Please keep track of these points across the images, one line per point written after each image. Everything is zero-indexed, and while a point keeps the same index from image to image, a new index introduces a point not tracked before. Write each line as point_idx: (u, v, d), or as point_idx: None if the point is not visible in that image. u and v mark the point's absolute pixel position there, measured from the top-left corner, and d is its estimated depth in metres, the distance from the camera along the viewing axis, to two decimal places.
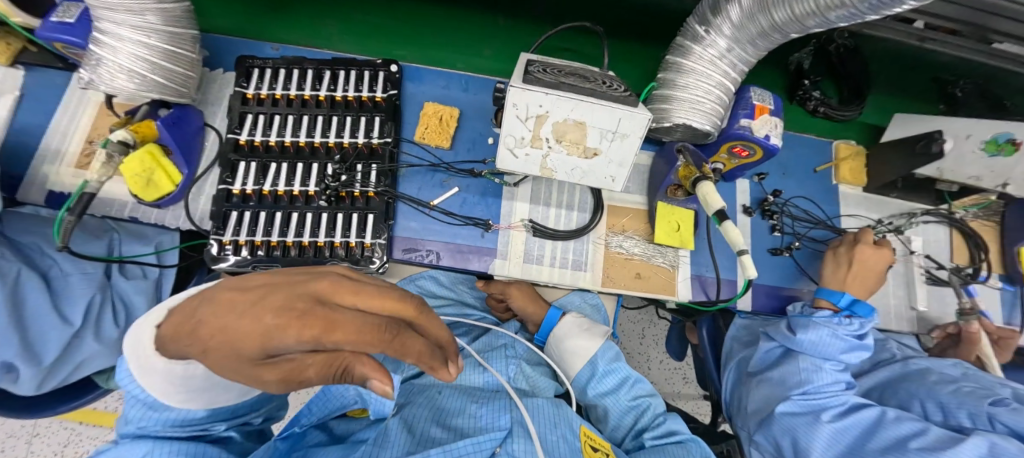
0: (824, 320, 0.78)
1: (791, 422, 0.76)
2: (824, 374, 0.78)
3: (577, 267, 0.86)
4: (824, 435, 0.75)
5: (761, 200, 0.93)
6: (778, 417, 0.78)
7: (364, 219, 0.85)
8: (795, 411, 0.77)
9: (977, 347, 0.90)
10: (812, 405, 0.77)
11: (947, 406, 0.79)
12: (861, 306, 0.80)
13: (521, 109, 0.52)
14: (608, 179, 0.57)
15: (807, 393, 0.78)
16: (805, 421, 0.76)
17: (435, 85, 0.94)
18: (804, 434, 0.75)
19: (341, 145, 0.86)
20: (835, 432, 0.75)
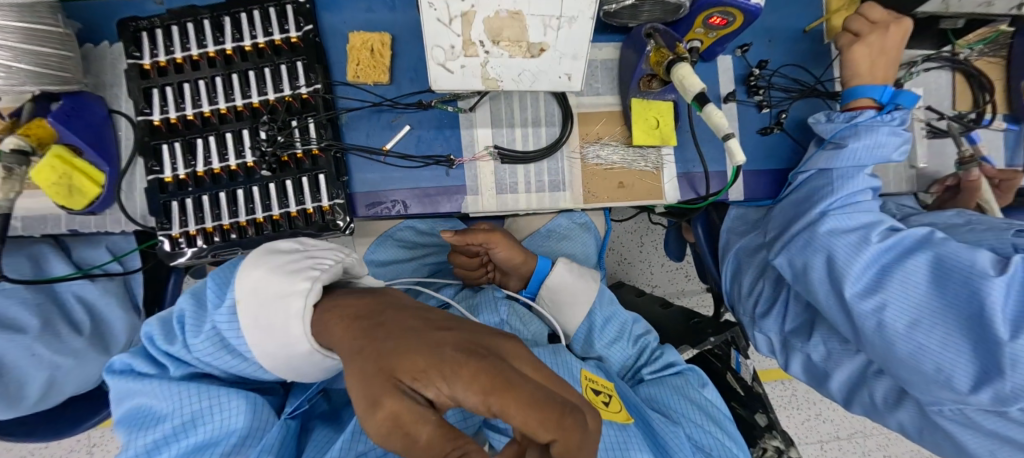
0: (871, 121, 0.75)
1: (833, 240, 0.72)
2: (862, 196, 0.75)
3: (555, 188, 0.80)
4: (867, 256, 0.69)
5: (748, 75, 0.84)
6: (820, 236, 0.73)
7: (315, 181, 0.76)
8: (840, 232, 0.72)
9: (977, 194, 0.84)
10: (857, 224, 0.72)
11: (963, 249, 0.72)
12: (903, 96, 0.76)
13: (441, 10, 0.42)
14: (563, 78, 0.48)
15: (849, 212, 0.73)
16: (848, 242, 0.70)
17: (356, 10, 0.80)
18: (844, 253, 0.70)
19: (268, 103, 0.76)
20: (880, 251, 0.70)
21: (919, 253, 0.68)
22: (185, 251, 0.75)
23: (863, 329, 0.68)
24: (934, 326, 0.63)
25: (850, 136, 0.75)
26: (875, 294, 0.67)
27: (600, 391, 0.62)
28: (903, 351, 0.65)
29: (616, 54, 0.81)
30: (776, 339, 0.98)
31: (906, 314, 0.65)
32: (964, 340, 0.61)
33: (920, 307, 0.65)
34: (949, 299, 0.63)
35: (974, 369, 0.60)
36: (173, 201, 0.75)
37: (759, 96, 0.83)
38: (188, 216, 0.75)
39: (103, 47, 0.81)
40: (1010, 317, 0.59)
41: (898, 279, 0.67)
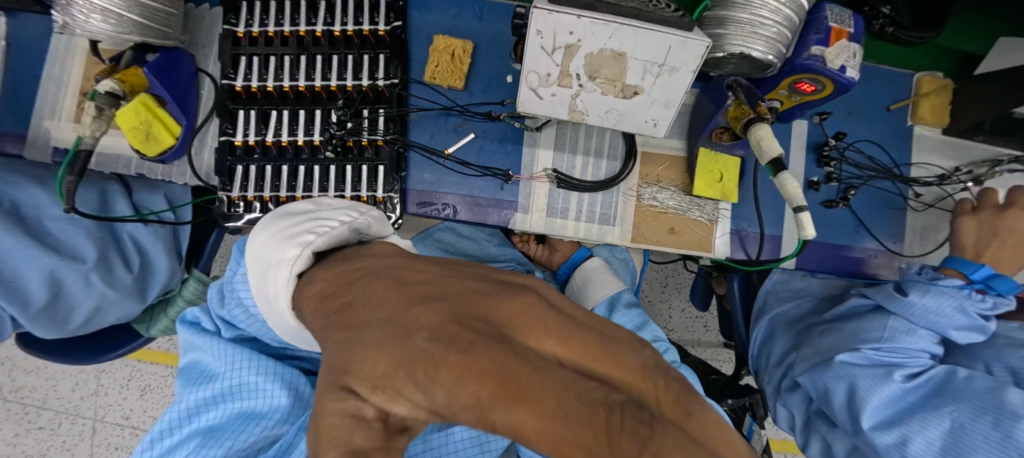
0: (954, 293, 0.72)
1: (855, 370, 0.73)
2: (909, 334, 0.74)
3: (605, 221, 0.79)
4: (891, 390, 0.71)
5: (822, 144, 0.82)
6: (838, 364, 0.74)
7: (375, 171, 0.78)
8: (861, 363, 0.73)
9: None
10: (883, 360, 0.73)
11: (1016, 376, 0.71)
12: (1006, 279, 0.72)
13: (547, 39, 0.42)
14: (650, 123, 0.49)
15: (877, 346, 0.74)
16: (871, 374, 0.72)
17: (444, 13, 0.82)
18: (867, 387, 0.71)
19: (345, 89, 0.78)
20: (904, 391, 0.71)
21: (945, 393, 0.69)
22: (240, 215, 0.78)
23: (885, 456, 0.71)
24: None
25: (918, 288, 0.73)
26: (896, 429, 0.70)
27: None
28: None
29: (691, 99, 0.81)
30: (798, 417, 0.94)
31: (929, 450, 0.68)
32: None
33: (944, 445, 0.67)
34: (974, 439, 0.65)
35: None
36: (239, 166, 0.78)
37: (830, 167, 0.81)
38: (250, 182, 0.78)
39: (203, 9, 0.85)
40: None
41: (924, 416, 0.69)
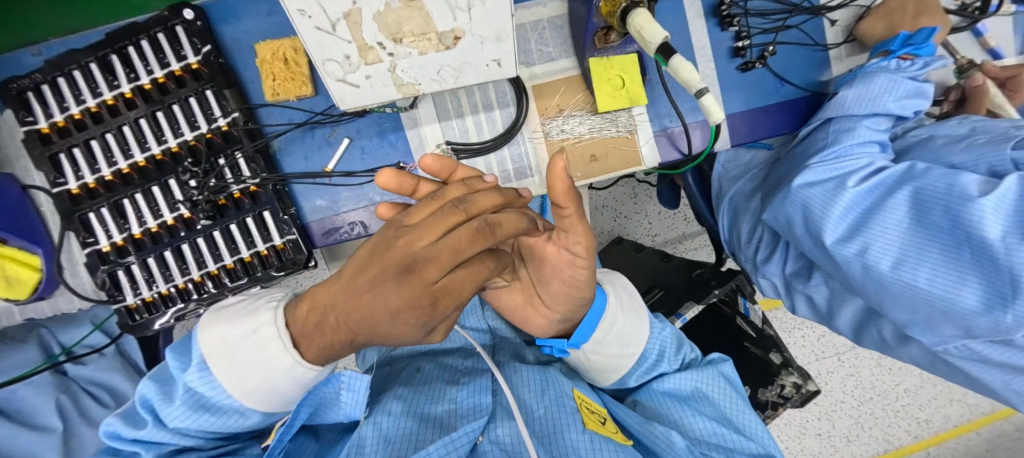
0: (882, 66, 0.67)
1: (808, 194, 0.64)
2: (858, 139, 0.65)
3: (522, 176, 0.73)
4: (848, 201, 0.62)
5: (718, 5, 0.74)
6: (794, 193, 0.65)
7: (262, 219, 0.70)
8: (814, 181, 0.64)
9: (986, 98, 0.73)
10: (835, 172, 0.64)
11: (959, 169, 0.60)
12: (922, 31, 0.69)
13: (317, 16, 0.33)
14: (493, 63, 0.41)
15: (828, 159, 0.65)
16: (822, 192, 0.63)
17: (255, 15, 0.69)
18: (820, 205, 0.63)
19: (189, 145, 0.67)
20: (862, 198, 0.62)
21: (905, 189, 0.59)
22: (148, 321, 0.71)
23: (849, 273, 0.62)
24: (923, 259, 0.56)
25: (854, 84, 0.67)
26: (857, 238, 0.60)
27: (596, 412, 0.58)
28: (891, 288, 0.59)
29: (564, 9, 0.72)
30: (779, 283, 0.91)
31: (892, 251, 0.58)
32: (951, 272, 0.55)
33: (905, 243, 0.58)
34: (935, 232, 0.56)
35: (962, 300, 0.55)
36: (120, 271, 0.69)
37: (736, 27, 0.73)
38: (139, 283, 0.70)
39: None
40: (997, 236, 0.52)
41: (881, 218, 0.59)
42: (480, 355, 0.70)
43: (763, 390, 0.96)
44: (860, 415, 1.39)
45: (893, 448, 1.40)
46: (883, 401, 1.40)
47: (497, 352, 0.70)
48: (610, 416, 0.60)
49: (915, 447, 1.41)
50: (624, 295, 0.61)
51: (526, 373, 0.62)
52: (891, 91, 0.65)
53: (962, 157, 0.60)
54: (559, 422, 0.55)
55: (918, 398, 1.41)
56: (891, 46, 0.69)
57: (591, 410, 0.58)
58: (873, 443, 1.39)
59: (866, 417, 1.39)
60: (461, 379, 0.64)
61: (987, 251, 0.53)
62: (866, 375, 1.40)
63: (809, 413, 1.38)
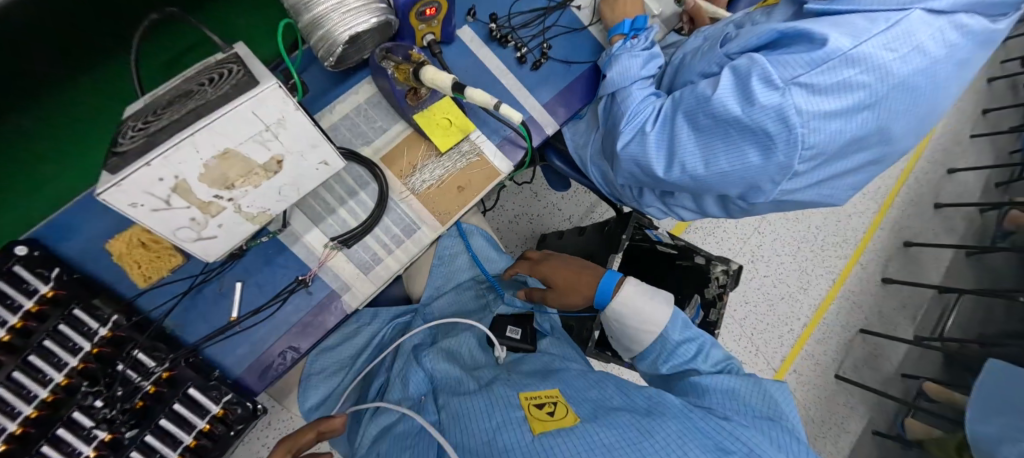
0: (624, 50, 0.82)
1: (629, 150, 0.78)
2: (635, 94, 0.80)
3: (411, 232, 0.79)
4: (652, 141, 0.76)
5: (491, 31, 0.88)
6: (621, 154, 0.79)
7: (188, 397, 0.69)
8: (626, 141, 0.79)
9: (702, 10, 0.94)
10: (635, 125, 0.78)
11: (705, 73, 0.76)
12: (640, 17, 0.85)
13: (148, 201, 0.38)
14: (322, 164, 0.48)
15: (627, 118, 0.79)
16: (634, 144, 0.77)
17: (91, 220, 0.69)
18: (639, 153, 0.77)
19: (78, 369, 0.64)
20: (662, 132, 0.76)
21: (678, 111, 0.73)
22: None
23: (688, 185, 0.77)
24: (715, 153, 0.69)
25: (613, 66, 0.82)
26: (674, 162, 0.74)
27: (543, 403, 0.64)
28: (715, 180, 0.72)
29: (373, 86, 0.81)
30: (661, 204, 1.05)
31: (698, 159, 0.71)
32: (735, 152, 0.68)
33: (700, 148, 0.71)
34: (708, 131, 0.69)
35: (754, 164, 0.67)
36: None
37: (512, 41, 0.87)
38: None
39: None
40: (736, 113, 0.64)
41: (676, 141, 0.73)
42: (426, 406, 0.74)
43: (707, 290, 1.13)
44: (801, 265, 1.63)
45: (837, 275, 1.65)
46: (806, 246, 1.64)
47: (439, 396, 0.74)
48: (560, 397, 0.65)
49: (848, 266, 1.67)
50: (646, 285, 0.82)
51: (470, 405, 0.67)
52: (636, 60, 0.80)
53: (703, 64, 0.76)
54: (509, 437, 0.60)
55: (826, 227, 1.68)
56: (625, 32, 0.85)
57: (540, 406, 0.64)
58: (822, 279, 1.63)
59: (806, 263, 1.63)
60: (411, 444, 0.67)
61: (741, 125, 0.65)
62: (784, 233, 1.64)
63: (766, 286, 1.57)
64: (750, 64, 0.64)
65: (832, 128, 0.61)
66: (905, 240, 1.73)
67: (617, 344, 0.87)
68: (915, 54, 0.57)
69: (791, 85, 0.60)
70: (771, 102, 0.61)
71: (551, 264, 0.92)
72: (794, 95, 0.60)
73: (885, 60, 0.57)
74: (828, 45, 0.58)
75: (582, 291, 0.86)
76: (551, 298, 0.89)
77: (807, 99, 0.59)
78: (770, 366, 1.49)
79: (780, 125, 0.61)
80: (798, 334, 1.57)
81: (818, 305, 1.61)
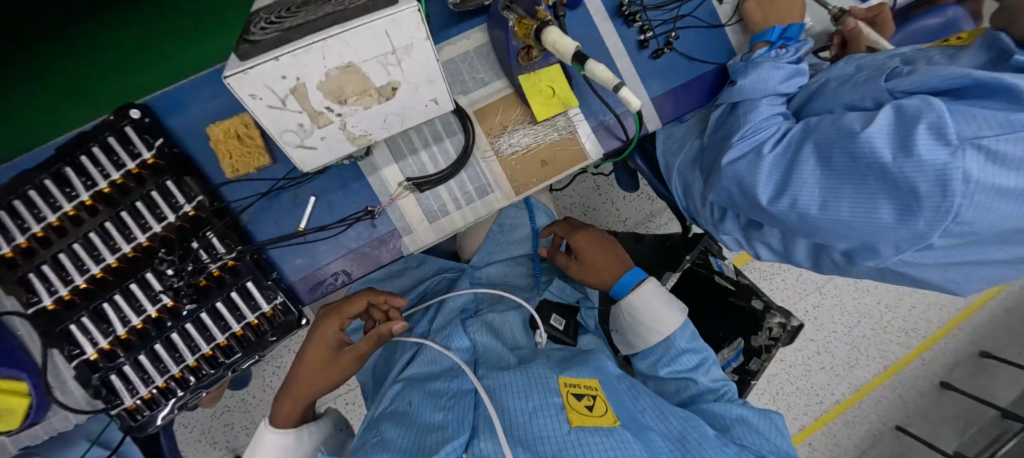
0: (766, 57, 0.77)
1: (737, 168, 0.72)
2: (762, 110, 0.74)
3: (484, 193, 0.78)
4: (767, 163, 0.70)
5: (619, 6, 0.82)
6: (726, 169, 0.74)
7: (245, 290, 0.72)
8: (737, 156, 0.73)
9: (862, 36, 0.83)
10: (753, 143, 0.72)
11: (853, 106, 0.69)
12: (793, 26, 0.79)
13: (269, 95, 0.38)
14: (432, 103, 0.46)
15: (745, 133, 0.73)
16: (746, 162, 0.72)
17: (198, 102, 0.72)
18: (747, 173, 0.71)
19: (159, 236, 0.68)
20: (782, 157, 0.70)
21: (810, 139, 0.67)
22: (151, 417, 0.71)
23: (789, 223, 0.70)
24: (840, 195, 0.63)
25: (749, 71, 0.76)
26: (785, 193, 0.67)
27: (582, 395, 0.63)
28: (826, 226, 0.66)
29: (486, 37, 0.78)
30: (740, 235, 0.98)
31: (816, 196, 0.65)
32: (865, 200, 0.61)
33: (822, 185, 0.65)
34: (841, 171, 0.63)
35: (882, 221, 0.61)
36: (113, 376, 0.68)
37: (639, 22, 0.82)
38: (133, 383, 0.69)
39: None
40: (887, 160, 0.58)
41: (798, 170, 0.66)
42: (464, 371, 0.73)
43: (754, 338, 1.06)
44: (856, 339, 1.50)
45: (896, 361, 1.51)
46: (870, 321, 1.51)
47: (479, 367, 0.74)
48: (600, 392, 0.64)
49: (911, 356, 1.51)
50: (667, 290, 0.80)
51: (510, 381, 0.67)
52: (777, 75, 0.75)
53: (853, 95, 0.69)
54: (546, 425, 0.59)
55: (899, 309, 1.53)
56: (771, 39, 0.78)
57: (578, 396, 0.63)
58: (875, 361, 1.49)
59: (861, 341, 1.50)
60: (445, 403, 0.67)
61: (885, 174, 0.59)
62: (849, 302, 1.50)
63: (811, 351, 1.46)
64: (921, 107, 0.57)
65: (994, 206, 0.55)
66: (982, 350, 1.55)
67: (619, 336, 0.85)
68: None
69: (967, 145, 0.54)
70: (934, 158, 0.55)
71: (583, 232, 0.87)
72: (966, 158, 0.53)
73: None
74: None
75: (604, 270, 0.83)
76: (575, 268, 0.86)
77: (981, 166, 0.53)
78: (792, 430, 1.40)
79: (935, 186, 0.55)
80: (827, 410, 1.45)
81: (862, 385, 1.48)
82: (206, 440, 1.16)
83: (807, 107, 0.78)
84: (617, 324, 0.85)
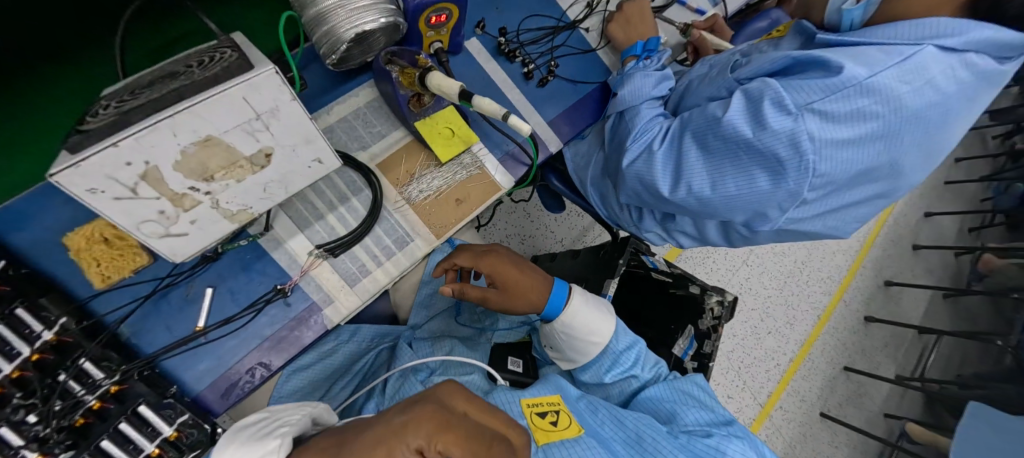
0: (636, 69, 0.82)
1: (633, 168, 0.76)
2: (644, 112, 0.79)
3: (402, 245, 0.75)
4: (657, 159, 0.74)
5: (499, 44, 0.85)
6: (625, 171, 0.77)
7: (140, 415, 0.62)
8: (631, 158, 0.77)
9: (708, 43, 0.94)
10: (641, 144, 0.76)
11: (713, 97, 0.75)
12: (651, 39, 0.86)
13: (110, 189, 0.33)
14: (315, 162, 0.43)
15: (634, 136, 0.77)
16: (640, 162, 0.75)
17: (51, 210, 0.62)
18: (643, 172, 0.74)
19: (13, 378, 0.57)
20: (669, 152, 0.74)
21: (686, 131, 0.72)
22: None
23: (692, 208, 0.73)
24: (723, 175, 0.67)
25: (622, 83, 0.82)
26: (679, 183, 0.71)
27: (546, 412, 0.64)
28: (720, 204, 0.70)
29: (373, 90, 0.77)
30: (660, 230, 1.02)
31: (705, 181, 0.69)
32: (744, 175, 0.66)
33: (707, 169, 0.69)
34: (718, 153, 0.68)
35: (763, 190, 0.65)
36: None
37: (519, 56, 0.85)
38: None
39: None
40: (748, 136, 0.63)
41: (684, 161, 0.71)
42: None
43: (701, 321, 1.08)
44: (786, 300, 1.61)
45: (822, 311, 1.63)
46: (792, 281, 1.63)
47: None
48: (564, 409, 0.65)
49: (832, 303, 1.65)
50: (590, 297, 0.78)
51: None
52: (651, 80, 0.80)
53: (712, 88, 0.75)
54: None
55: (811, 265, 1.68)
56: (632, 53, 0.86)
57: (542, 416, 0.63)
58: (807, 315, 1.61)
59: (792, 298, 1.61)
60: None
61: (751, 148, 0.64)
62: (772, 267, 1.63)
63: (754, 319, 1.54)
64: (762, 87, 0.63)
65: (846, 156, 0.61)
66: (886, 280, 1.73)
67: (555, 353, 0.81)
68: (926, 88, 0.57)
69: (804, 110, 0.59)
70: (782, 126, 0.60)
71: (492, 258, 0.77)
72: (807, 121, 0.59)
73: (898, 91, 0.57)
74: (844, 73, 0.58)
75: (527, 298, 0.76)
76: (494, 297, 0.75)
77: (820, 126, 0.59)
78: (755, 400, 1.44)
79: (792, 150, 0.60)
80: (786, 369, 1.52)
81: (804, 341, 1.57)
82: None
83: (680, 104, 0.84)
84: (551, 343, 0.81)
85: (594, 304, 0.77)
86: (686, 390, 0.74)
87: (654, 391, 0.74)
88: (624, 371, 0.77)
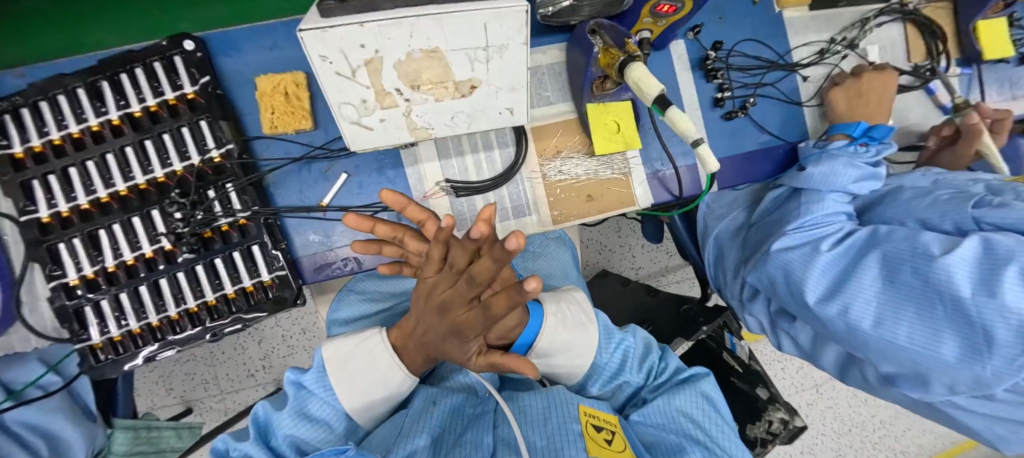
0: (841, 150, 0.72)
1: (787, 257, 0.67)
2: (828, 204, 0.69)
3: (519, 214, 0.74)
4: (823, 262, 0.64)
5: (704, 59, 0.78)
6: (773, 255, 0.69)
7: (249, 254, 0.67)
8: (791, 246, 0.68)
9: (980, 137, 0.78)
10: (809, 237, 0.67)
11: (928, 224, 0.65)
12: (881, 126, 0.74)
13: (338, 63, 0.34)
14: (505, 112, 0.42)
15: (804, 226, 0.68)
16: (799, 255, 0.66)
17: (257, 49, 0.68)
18: (800, 269, 0.65)
19: (176, 174, 0.64)
20: (841, 260, 0.64)
21: (875, 249, 0.62)
22: (115, 360, 0.65)
23: (833, 330, 0.63)
24: (898, 317, 0.58)
25: (821, 166, 0.71)
26: (837, 297, 0.62)
27: (601, 427, 0.57)
28: (876, 347, 0.60)
29: (562, 56, 0.75)
30: (765, 320, 0.91)
31: (870, 311, 0.60)
32: (928, 330, 0.56)
33: (882, 301, 0.59)
34: (907, 291, 0.58)
35: (944, 360, 0.55)
36: (88, 307, 0.63)
37: (719, 80, 0.78)
38: (109, 319, 0.64)
39: None
40: (964, 294, 0.54)
41: (857, 279, 0.61)
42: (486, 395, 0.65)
43: (753, 427, 0.96)
44: (846, 447, 1.41)
45: None
46: (863, 432, 1.43)
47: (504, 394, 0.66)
48: (619, 428, 0.59)
49: None
50: (567, 312, 0.63)
51: (529, 401, 0.59)
52: (852, 168, 0.70)
53: (932, 212, 0.64)
54: (563, 453, 0.52)
55: (894, 426, 1.45)
56: (852, 133, 0.74)
57: (596, 427, 0.57)
58: None
59: (850, 449, 1.41)
60: (464, 427, 0.59)
61: (958, 308, 0.54)
62: (847, 407, 1.43)
63: (798, 447, 1.38)
64: (1011, 248, 0.53)
65: None
66: None
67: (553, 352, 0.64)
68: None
69: None
70: (1018, 306, 0.51)
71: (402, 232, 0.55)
72: None
73: None
74: None
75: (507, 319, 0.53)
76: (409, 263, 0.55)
77: None
78: None
79: (1015, 337, 0.51)
80: None
81: None
82: (163, 383, 1.08)
83: (872, 210, 0.73)
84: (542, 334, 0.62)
85: (570, 323, 0.62)
86: (684, 409, 0.63)
87: (642, 414, 0.63)
88: (614, 380, 0.67)
